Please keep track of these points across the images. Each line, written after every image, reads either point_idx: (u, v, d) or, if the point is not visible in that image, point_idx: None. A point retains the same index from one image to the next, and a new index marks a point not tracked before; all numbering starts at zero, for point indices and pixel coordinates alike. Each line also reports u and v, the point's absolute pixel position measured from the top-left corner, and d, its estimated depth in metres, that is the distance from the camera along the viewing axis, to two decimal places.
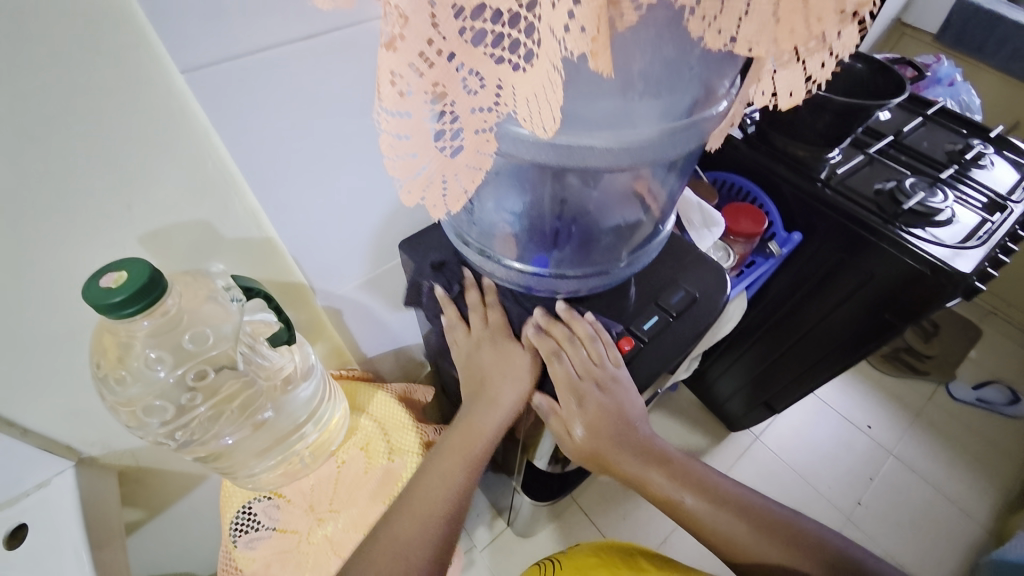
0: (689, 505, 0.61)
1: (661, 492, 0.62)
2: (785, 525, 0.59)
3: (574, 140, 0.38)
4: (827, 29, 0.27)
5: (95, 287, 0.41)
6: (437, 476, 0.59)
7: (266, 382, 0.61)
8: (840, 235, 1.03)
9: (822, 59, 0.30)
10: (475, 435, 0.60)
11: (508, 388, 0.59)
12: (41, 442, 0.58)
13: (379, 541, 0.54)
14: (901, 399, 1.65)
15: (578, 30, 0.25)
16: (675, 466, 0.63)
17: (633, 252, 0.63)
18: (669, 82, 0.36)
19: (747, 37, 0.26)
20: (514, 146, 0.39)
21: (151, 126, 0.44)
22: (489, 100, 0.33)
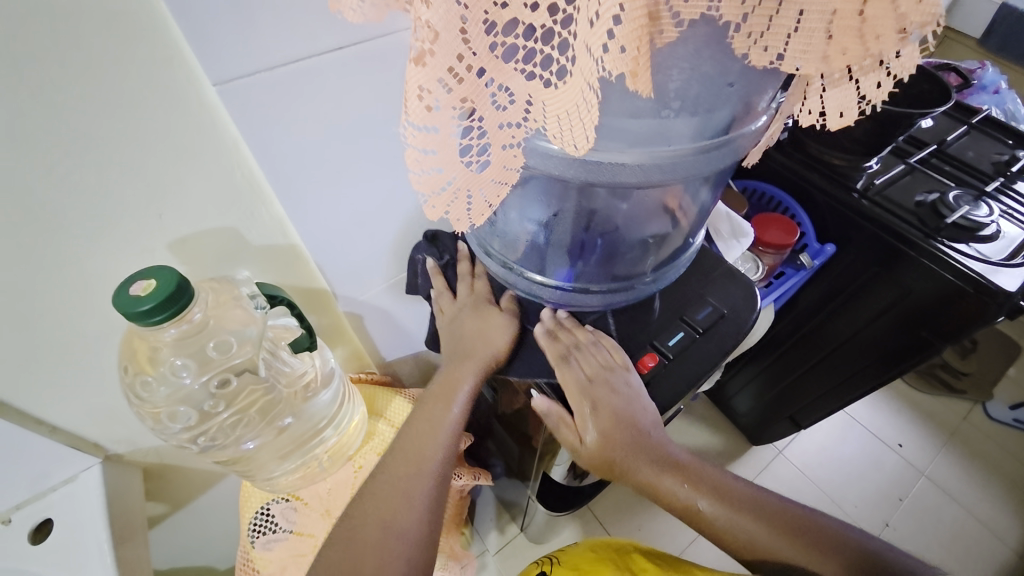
0: (705, 511, 0.55)
1: (674, 498, 0.56)
2: (808, 522, 0.53)
3: (607, 157, 0.37)
4: (885, 50, 0.25)
5: (125, 295, 0.42)
6: (422, 425, 0.59)
7: (286, 389, 0.61)
8: (876, 247, 0.98)
9: (877, 78, 0.28)
10: (456, 384, 0.59)
11: (483, 342, 0.59)
12: (69, 439, 0.60)
13: (374, 488, 0.55)
14: (934, 417, 1.58)
15: (614, 52, 0.24)
16: (689, 468, 0.57)
17: (659, 266, 0.62)
18: (708, 99, 0.34)
19: (794, 54, 0.25)
20: (544, 161, 0.38)
21: (182, 137, 0.44)
22: (518, 116, 0.32)
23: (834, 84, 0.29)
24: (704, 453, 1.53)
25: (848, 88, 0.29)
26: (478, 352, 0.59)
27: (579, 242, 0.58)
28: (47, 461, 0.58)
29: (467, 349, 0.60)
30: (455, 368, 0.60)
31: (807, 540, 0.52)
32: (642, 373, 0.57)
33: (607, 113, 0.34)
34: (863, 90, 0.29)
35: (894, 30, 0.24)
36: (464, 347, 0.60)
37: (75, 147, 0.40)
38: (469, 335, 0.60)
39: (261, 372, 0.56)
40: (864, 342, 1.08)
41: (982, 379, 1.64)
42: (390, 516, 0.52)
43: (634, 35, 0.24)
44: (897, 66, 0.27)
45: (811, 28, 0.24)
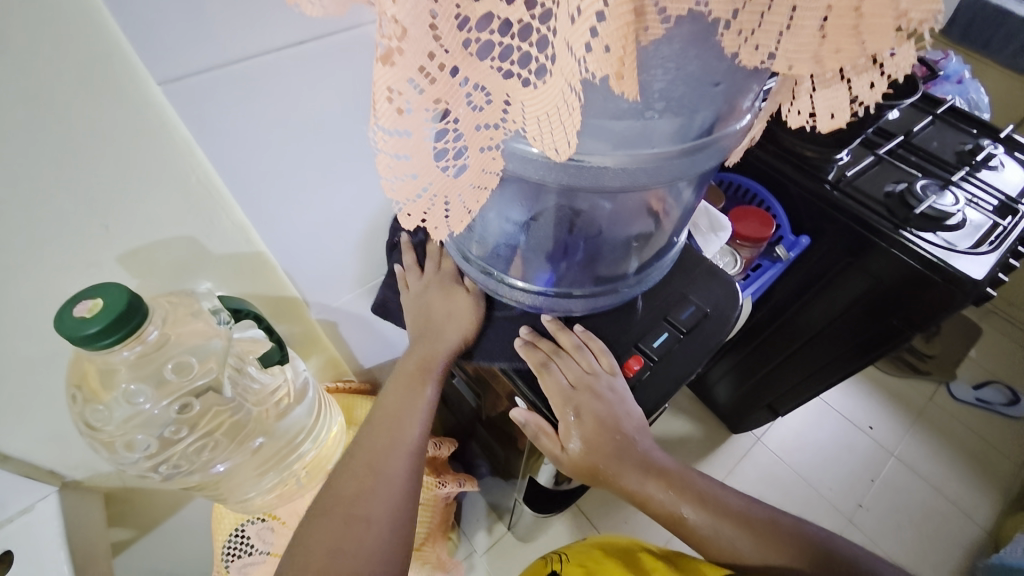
0: (689, 519, 0.55)
1: (660, 506, 0.56)
2: (793, 530, 0.54)
3: (590, 159, 0.35)
4: (881, 50, 0.24)
5: (68, 319, 0.38)
6: (391, 412, 0.57)
7: (256, 407, 0.58)
8: (848, 239, 1.00)
9: (870, 79, 0.27)
10: (427, 368, 0.58)
11: (452, 328, 0.58)
12: (17, 469, 0.55)
13: (342, 481, 0.52)
14: (903, 399, 1.63)
15: (602, 48, 0.22)
16: (677, 479, 0.57)
17: (642, 265, 0.61)
18: (693, 100, 0.33)
19: (787, 53, 0.24)
20: (523, 163, 0.36)
21: (128, 141, 0.40)
22: (495, 116, 0.30)
23: (824, 83, 0.28)
24: (687, 444, 1.55)
25: (840, 88, 0.28)
26: (448, 333, 0.58)
27: (561, 244, 0.56)
28: None
29: (437, 332, 0.59)
30: (424, 352, 0.58)
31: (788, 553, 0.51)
32: (628, 376, 0.56)
33: (590, 116, 0.32)
34: (854, 91, 0.28)
35: (891, 29, 0.23)
36: (436, 332, 0.59)
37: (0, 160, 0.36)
38: (440, 321, 0.59)
39: (226, 393, 0.53)
40: (837, 333, 1.10)
41: (947, 360, 1.70)
42: (361, 505, 0.50)
43: (620, 29, 0.22)
44: (891, 67, 0.26)
45: (803, 23, 0.23)
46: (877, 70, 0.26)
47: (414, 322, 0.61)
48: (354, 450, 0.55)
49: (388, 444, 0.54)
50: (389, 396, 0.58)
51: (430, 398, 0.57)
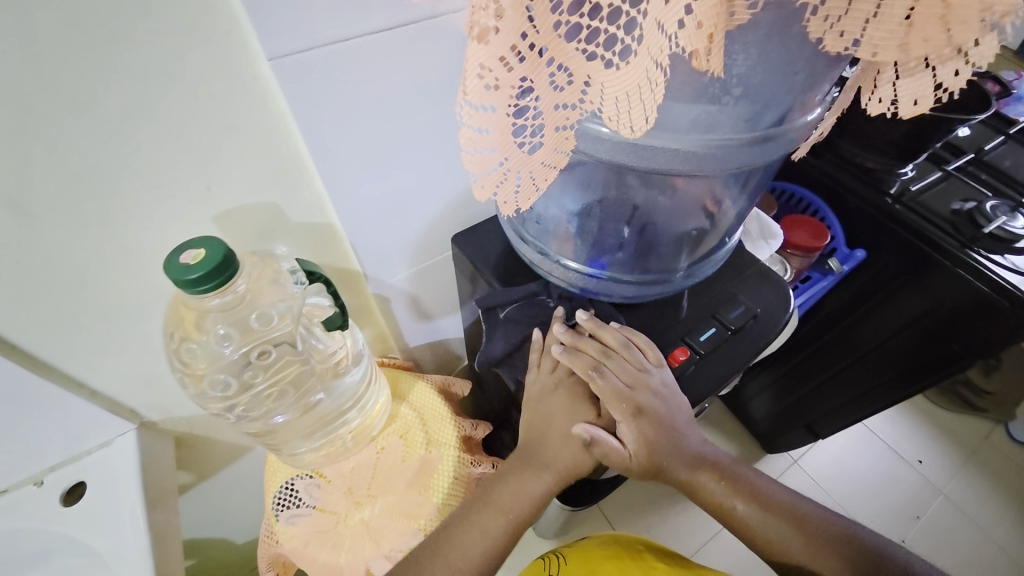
0: (739, 511, 0.56)
1: (711, 498, 0.57)
2: (845, 534, 0.53)
3: (660, 143, 0.37)
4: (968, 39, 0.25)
5: (176, 263, 0.43)
6: (477, 531, 0.55)
7: (318, 364, 0.62)
8: (908, 256, 0.97)
9: (955, 67, 0.27)
10: (524, 492, 0.57)
11: (563, 451, 0.57)
12: (107, 404, 0.61)
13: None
14: (954, 435, 1.54)
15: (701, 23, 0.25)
16: (728, 472, 0.58)
17: (693, 262, 0.62)
18: (768, 88, 0.35)
19: (873, 41, 0.25)
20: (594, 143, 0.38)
21: (237, 111, 0.45)
22: (574, 97, 0.32)
23: (906, 73, 0.29)
24: None
25: (924, 76, 0.29)
26: (554, 465, 0.58)
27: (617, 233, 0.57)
28: (87, 425, 0.60)
29: (544, 453, 0.58)
30: (526, 476, 0.58)
31: (841, 555, 0.51)
32: (674, 367, 0.57)
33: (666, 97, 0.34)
34: (938, 78, 0.28)
35: (976, 20, 0.24)
36: (541, 455, 0.58)
37: (134, 119, 0.42)
38: (546, 445, 0.58)
39: (298, 347, 0.58)
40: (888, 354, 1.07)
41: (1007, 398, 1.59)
42: None
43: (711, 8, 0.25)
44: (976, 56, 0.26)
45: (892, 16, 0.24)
46: (961, 59, 0.27)
47: (523, 430, 0.59)
48: (434, 554, 0.54)
49: (467, 559, 0.54)
50: (478, 507, 0.57)
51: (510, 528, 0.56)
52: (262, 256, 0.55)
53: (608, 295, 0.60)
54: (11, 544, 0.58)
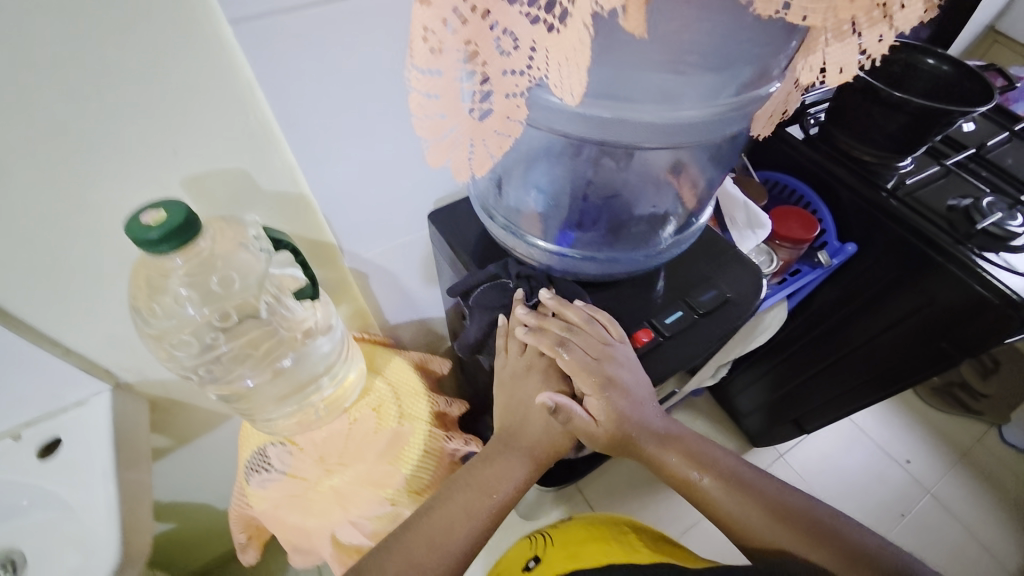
0: (700, 484, 0.56)
1: (675, 472, 0.58)
2: (805, 511, 0.52)
3: (620, 111, 0.40)
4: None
5: (135, 223, 0.44)
6: (458, 508, 0.54)
7: (288, 333, 0.63)
8: (901, 253, 0.96)
9: (880, 33, 0.27)
10: (508, 474, 0.56)
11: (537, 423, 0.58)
12: (82, 363, 0.62)
13: (391, 552, 0.51)
14: (946, 436, 1.53)
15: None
16: (694, 448, 0.58)
17: (665, 239, 0.61)
18: (718, 53, 0.37)
19: (802, 3, 0.25)
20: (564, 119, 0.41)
21: (201, 74, 0.45)
22: (521, 62, 0.31)
23: (838, 37, 0.29)
24: None
25: (851, 43, 0.28)
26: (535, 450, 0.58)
27: (583, 211, 0.58)
28: (61, 382, 0.61)
29: (524, 435, 0.58)
30: (507, 458, 0.57)
31: (815, 542, 0.50)
32: (637, 347, 0.58)
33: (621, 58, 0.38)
34: (864, 45, 0.28)
35: None
36: (522, 440, 0.58)
37: (94, 81, 0.41)
38: (525, 428, 0.58)
39: (263, 317, 0.59)
40: (881, 351, 1.05)
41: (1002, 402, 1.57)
42: None
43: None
44: (901, 20, 0.26)
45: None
46: (888, 23, 0.26)
47: (497, 419, 0.59)
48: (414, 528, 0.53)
49: (448, 532, 0.52)
50: (458, 487, 0.56)
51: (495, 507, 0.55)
52: (229, 219, 0.55)
53: (577, 273, 0.60)
54: None
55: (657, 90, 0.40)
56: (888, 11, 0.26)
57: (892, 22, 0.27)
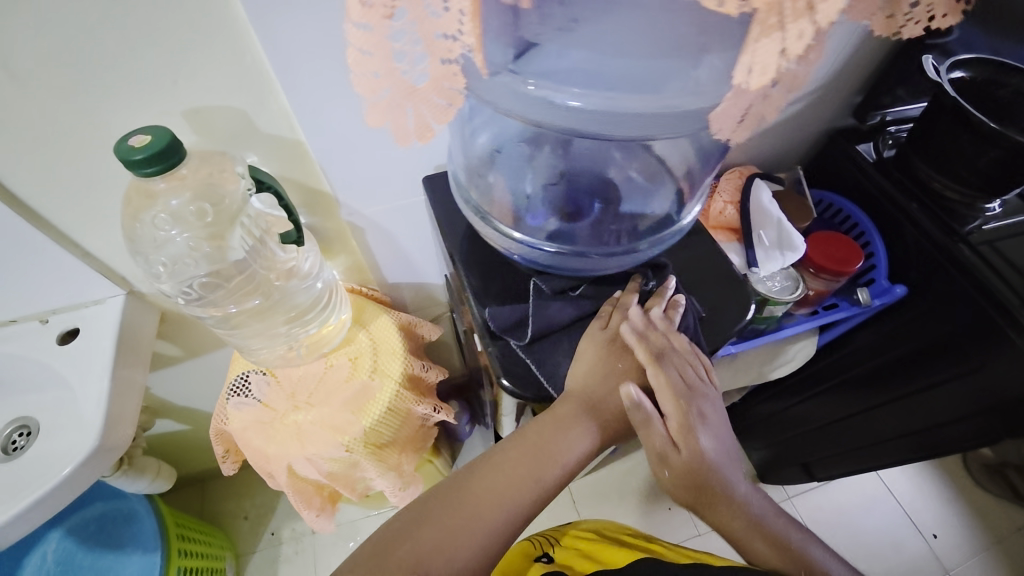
0: (759, 548, 0.56)
1: (737, 533, 0.57)
2: None
3: (590, 100, 0.40)
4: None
5: (123, 144, 0.47)
6: (507, 474, 0.52)
7: (268, 273, 0.66)
8: (961, 313, 0.83)
9: (802, 29, 0.26)
10: (568, 446, 0.54)
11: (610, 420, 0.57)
12: (99, 267, 0.69)
13: (429, 514, 0.48)
14: (987, 516, 1.35)
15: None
16: (759, 513, 0.58)
17: (649, 239, 0.58)
18: (681, 37, 0.36)
19: None
20: (534, 109, 0.41)
21: (200, 10, 0.47)
22: (454, 25, 0.32)
23: (764, 31, 0.26)
24: None
25: (775, 39, 0.26)
26: (604, 424, 0.56)
27: (564, 203, 0.58)
28: (81, 279, 0.69)
29: (601, 408, 0.55)
30: (577, 432, 0.54)
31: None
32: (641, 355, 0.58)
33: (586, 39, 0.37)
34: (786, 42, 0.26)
35: None
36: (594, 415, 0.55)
37: (103, 9, 0.45)
38: (607, 400, 0.55)
39: (237, 255, 0.61)
40: (929, 411, 0.95)
41: None
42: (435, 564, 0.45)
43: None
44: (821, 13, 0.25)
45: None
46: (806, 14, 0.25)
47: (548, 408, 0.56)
48: (467, 481, 0.52)
49: (510, 488, 0.51)
50: (519, 446, 0.54)
51: (559, 472, 0.53)
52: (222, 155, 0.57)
53: (556, 265, 0.58)
54: (18, 366, 0.70)
55: (633, 78, 0.39)
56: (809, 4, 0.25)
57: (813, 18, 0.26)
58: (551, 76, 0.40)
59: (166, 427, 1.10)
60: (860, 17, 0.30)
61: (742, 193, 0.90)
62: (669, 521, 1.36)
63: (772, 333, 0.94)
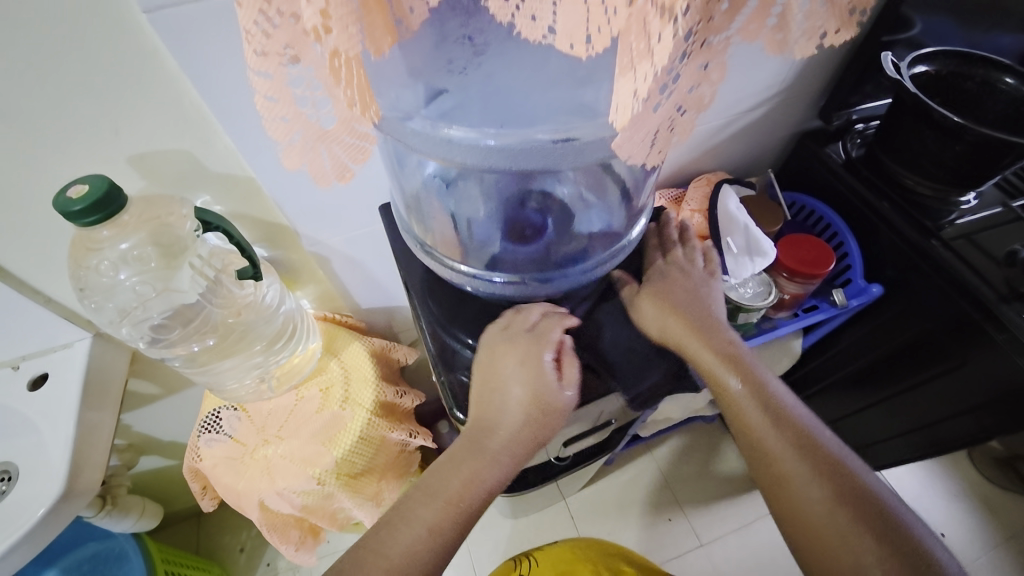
0: (729, 385, 0.55)
1: (707, 370, 0.57)
2: (826, 451, 0.50)
3: (504, 138, 0.40)
4: (639, 22, 0.25)
5: (62, 196, 0.48)
6: (416, 514, 0.49)
7: (227, 309, 0.66)
8: (939, 312, 0.82)
9: (649, 70, 0.26)
10: (478, 477, 0.50)
11: (520, 437, 0.52)
12: (64, 312, 0.69)
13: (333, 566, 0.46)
14: (1002, 514, 1.29)
15: (326, 14, 0.26)
16: (732, 353, 0.57)
17: (598, 258, 0.58)
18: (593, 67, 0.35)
19: (565, 31, 0.27)
20: (453, 152, 0.41)
21: (130, 55, 0.47)
22: (334, 73, 0.30)
23: (623, 70, 0.27)
24: (703, 479, 1.41)
25: (628, 79, 0.27)
26: (508, 440, 0.51)
27: (508, 232, 0.57)
28: (46, 325, 0.69)
29: (499, 427, 0.52)
30: (477, 464, 0.51)
31: (871, 536, 0.44)
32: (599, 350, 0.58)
33: (490, 81, 0.39)
34: (640, 79, 0.26)
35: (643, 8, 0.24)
36: (491, 441, 0.51)
37: (33, 69, 0.45)
38: (505, 417, 0.52)
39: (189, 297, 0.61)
40: (918, 410, 0.93)
41: None
42: None
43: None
44: (657, 56, 0.25)
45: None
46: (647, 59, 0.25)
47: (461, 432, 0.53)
48: (367, 554, 0.46)
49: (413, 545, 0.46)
50: (420, 498, 0.50)
51: (465, 508, 0.49)
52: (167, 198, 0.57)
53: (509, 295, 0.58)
54: None
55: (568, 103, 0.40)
56: (648, 47, 0.25)
57: (653, 60, 0.25)
58: (465, 120, 0.40)
59: (152, 462, 1.10)
60: (753, 38, 0.32)
61: (710, 201, 0.90)
62: (671, 533, 1.33)
63: (750, 340, 0.93)
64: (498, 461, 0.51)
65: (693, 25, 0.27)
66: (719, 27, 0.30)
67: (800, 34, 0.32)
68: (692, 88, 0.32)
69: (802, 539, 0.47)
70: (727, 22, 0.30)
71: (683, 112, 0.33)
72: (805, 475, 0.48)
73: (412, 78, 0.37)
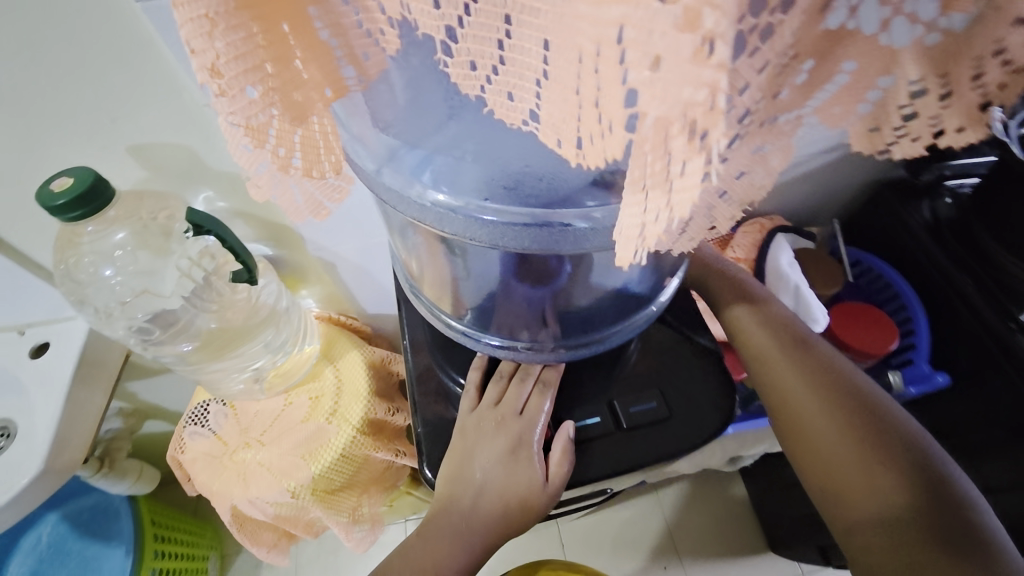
0: (732, 306, 0.57)
1: (716, 297, 0.58)
2: (820, 357, 0.51)
3: (507, 215, 0.32)
4: (661, 142, 0.17)
5: (45, 190, 0.46)
6: None
7: (219, 308, 0.64)
8: (1007, 414, 0.70)
9: (667, 205, 0.18)
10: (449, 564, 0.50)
11: (493, 529, 0.50)
12: None
13: None
14: None
15: (217, 70, 0.22)
16: (738, 280, 0.58)
17: (611, 327, 0.52)
18: None
19: (552, 122, 0.20)
20: (439, 221, 0.33)
21: (120, 41, 0.43)
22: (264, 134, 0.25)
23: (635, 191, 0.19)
24: (708, 533, 1.30)
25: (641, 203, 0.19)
26: (480, 532, 0.50)
27: (508, 294, 0.51)
28: (50, 297, 0.69)
29: (474, 517, 0.50)
30: (450, 544, 0.50)
31: (829, 400, 0.47)
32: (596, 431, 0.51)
33: (480, 133, 0.31)
34: (656, 209, 0.19)
35: (674, 125, 0.16)
36: (463, 526, 0.50)
37: (24, 50, 0.42)
38: (478, 509, 0.50)
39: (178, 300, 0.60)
40: None
41: None
42: None
43: (192, 28, 0.21)
44: (677, 192, 0.17)
45: (522, 64, 0.19)
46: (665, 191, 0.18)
47: (431, 512, 0.52)
48: None
49: None
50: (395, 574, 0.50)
51: None
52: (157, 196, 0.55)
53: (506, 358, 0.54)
54: None
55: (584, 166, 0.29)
56: (669, 172, 0.17)
57: (671, 192, 0.18)
58: (454, 182, 0.33)
59: (156, 427, 1.12)
60: (836, 123, 0.25)
61: (760, 250, 0.80)
62: None
63: None
64: (469, 547, 0.50)
65: (751, 107, 0.20)
66: (787, 105, 0.23)
67: (902, 128, 0.24)
68: (742, 172, 0.24)
69: (793, 447, 0.48)
70: (801, 100, 0.23)
71: (726, 199, 0.25)
72: (791, 373, 0.50)
73: (382, 130, 0.31)
